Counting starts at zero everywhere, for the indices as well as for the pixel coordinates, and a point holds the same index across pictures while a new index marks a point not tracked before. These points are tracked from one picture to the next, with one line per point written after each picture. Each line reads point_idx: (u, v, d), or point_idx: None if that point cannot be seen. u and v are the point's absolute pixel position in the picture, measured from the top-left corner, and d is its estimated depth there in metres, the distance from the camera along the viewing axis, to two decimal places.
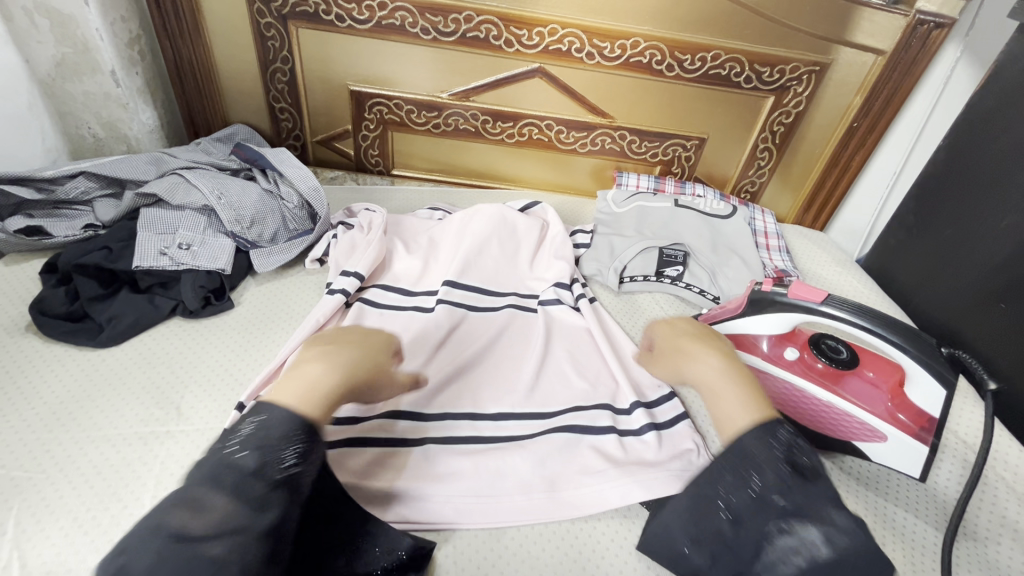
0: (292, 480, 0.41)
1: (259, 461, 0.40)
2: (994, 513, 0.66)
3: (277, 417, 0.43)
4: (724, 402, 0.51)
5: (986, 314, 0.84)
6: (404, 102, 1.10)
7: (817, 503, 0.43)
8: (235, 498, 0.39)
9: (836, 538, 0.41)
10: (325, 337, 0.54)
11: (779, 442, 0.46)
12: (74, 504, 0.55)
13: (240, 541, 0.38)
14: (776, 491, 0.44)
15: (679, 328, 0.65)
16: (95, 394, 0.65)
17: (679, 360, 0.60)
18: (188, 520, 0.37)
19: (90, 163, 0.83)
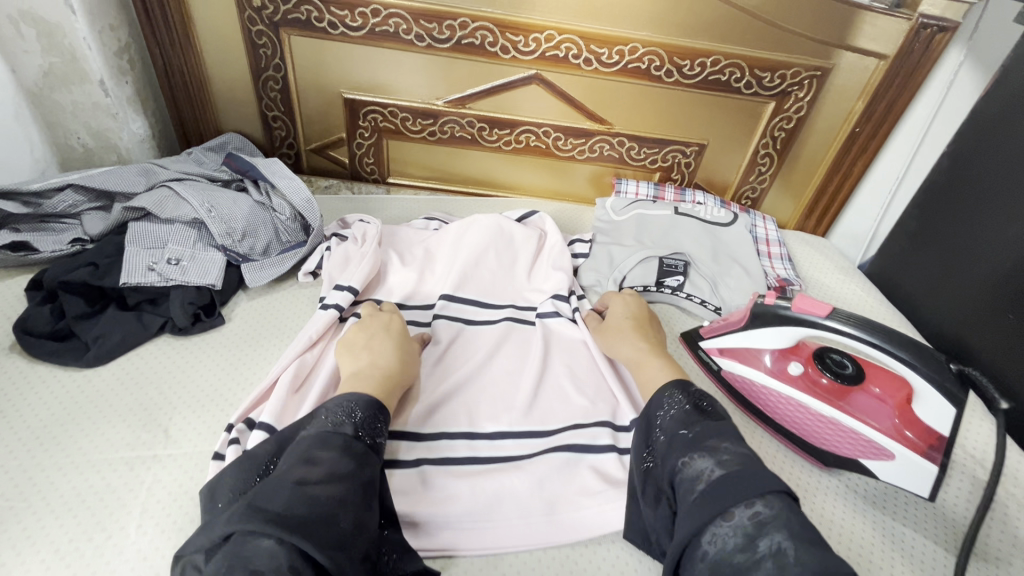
0: (375, 444, 0.52)
1: (354, 429, 0.51)
2: (1005, 533, 0.64)
3: (359, 404, 0.54)
4: (651, 369, 0.65)
5: (993, 324, 0.82)
6: (398, 109, 1.09)
7: (715, 436, 0.51)
8: (341, 453, 0.48)
9: (728, 462, 0.48)
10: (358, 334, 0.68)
11: (686, 394, 0.57)
12: (57, 535, 0.53)
13: (350, 488, 0.46)
14: (680, 427, 0.54)
15: (625, 308, 0.79)
16: (80, 416, 0.63)
17: (616, 335, 0.75)
18: (306, 471, 0.45)
19: (78, 176, 0.82)
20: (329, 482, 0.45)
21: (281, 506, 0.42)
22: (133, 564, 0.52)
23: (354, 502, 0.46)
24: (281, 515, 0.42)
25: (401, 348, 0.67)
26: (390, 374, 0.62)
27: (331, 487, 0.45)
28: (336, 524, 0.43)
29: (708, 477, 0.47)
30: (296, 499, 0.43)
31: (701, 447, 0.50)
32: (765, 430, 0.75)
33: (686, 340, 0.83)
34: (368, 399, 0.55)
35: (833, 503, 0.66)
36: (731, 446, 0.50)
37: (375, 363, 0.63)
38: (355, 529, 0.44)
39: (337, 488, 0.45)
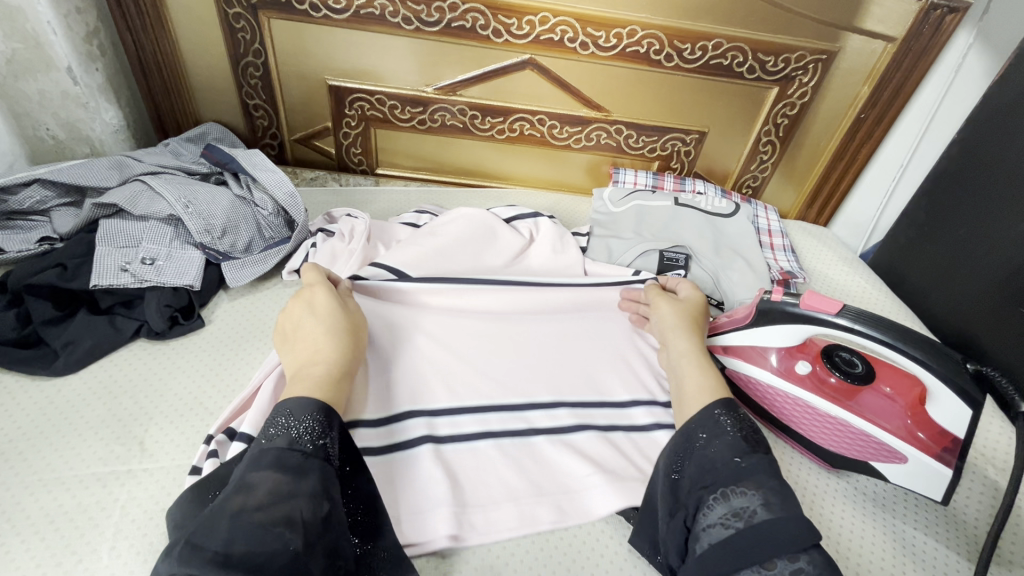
0: (323, 450, 0.47)
1: (289, 440, 0.46)
2: (1019, 535, 0.62)
3: (302, 410, 0.49)
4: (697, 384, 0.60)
5: (1004, 318, 0.80)
6: (386, 97, 1.04)
7: (761, 472, 0.48)
8: (276, 470, 0.44)
9: (774, 503, 0.45)
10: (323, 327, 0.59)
11: (728, 413, 0.53)
12: (23, 560, 0.49)
13: (299, 506, 0.43)
14: (731, 454, 0.49)
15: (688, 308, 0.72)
16: (49, 430, 0.59)
17: (687, 324, 0.69)
18: (243, 501, 0.42)
19: (45, 170, 0.76)
20: (271, 506, 0.42)
21: (221, 541, 0.40)
22: None
23: (309, 521, 0.43)
24: (223, 552, 0.39)
25: (340, 342, 0.58)
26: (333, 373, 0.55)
27: (272, 512, 0.42)
28: (284, 550, 0.41)
29: (748, 518, 0.45)
30: (237, 532, 0.40)
31: (741, 481, 0.47)
32: (775, 432, 0.72)
33: None
34: (308, 404, 0.49)
35: (844, 506, 0.64)
36: (779, 485, 0.47)
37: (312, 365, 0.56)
38: (308, 548, 0.42)
39: (281, 509, 0.42)
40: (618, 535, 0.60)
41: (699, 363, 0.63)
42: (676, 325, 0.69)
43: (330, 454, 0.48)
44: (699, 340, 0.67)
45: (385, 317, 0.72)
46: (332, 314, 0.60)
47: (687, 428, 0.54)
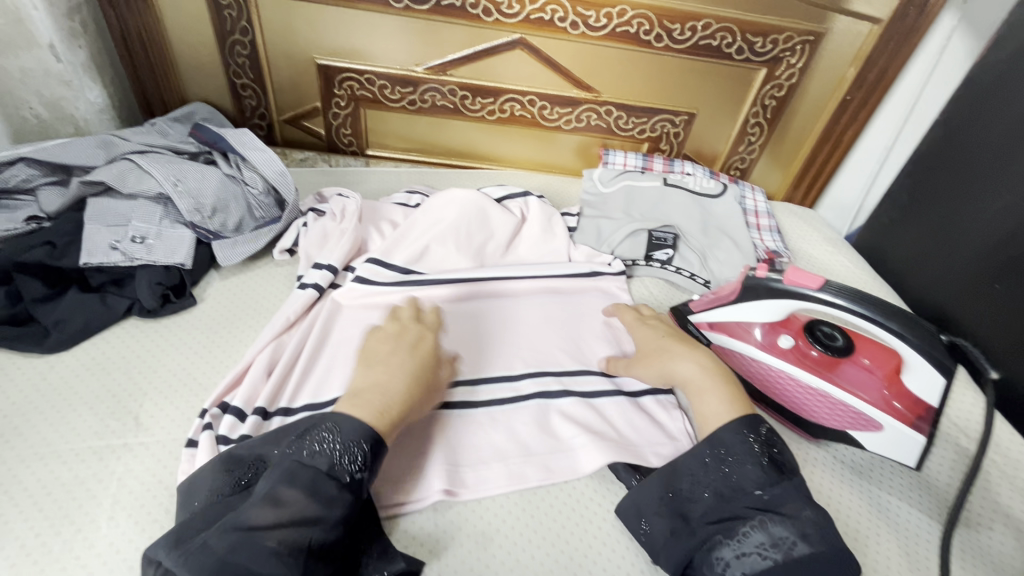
0: (358, 485, 0.48)
1: (330, 464, 0.48)
2: (987, 500, 0.65)
3: (351, 434, 0.49)
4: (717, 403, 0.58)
5: (980, 295, 0.83)
6: (376, 76, 1.03)
7: (795, 502, 0.51)
8: (309, 495, 0.46)
9: (811, 536, 0.49)
10: (406, 360, 0.58)
11: (757, 436, 0.54)
12: (22, 529, 0.50)
13: (311, 533, 0.45)
14: (755, 486, 0.52)
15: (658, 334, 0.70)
16: (43, 405, 0.60)
17: (662, 357, 0.66)
18: (262, 514, 0.44)
19: (30, 148, 0.76)
20: (287, 527, 0.44)
21: (225, 549, 0.42)
22: (107, 557, 0.49)
23: (314, 551, 0.45)
24: (226, 558, 0.42)
25: (413, 379, 0.57)
26: (389, 407, 0.53)
27: (286, 532, 0.44)
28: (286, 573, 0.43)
29: (787, 549, 0.48)
30: (246, 544, 0.43)
31: (778, 510, 0.50)
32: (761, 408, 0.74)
33: (675, 313, 0.81)
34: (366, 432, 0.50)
35: (821, 474, 0.66)
36: (814, 514, 0.50)
37: (379, 391, 0.54)
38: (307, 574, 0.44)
39: (295, 533, 0.44)
40: (605, 501, 0.62)
41: (702, 390, 0.60)
42: (656, 366, 0.66)
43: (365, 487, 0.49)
44: (691, 358, 0.64)
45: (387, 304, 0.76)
46: (433, 366, 0.60)
47: (709, 442, 0.55)
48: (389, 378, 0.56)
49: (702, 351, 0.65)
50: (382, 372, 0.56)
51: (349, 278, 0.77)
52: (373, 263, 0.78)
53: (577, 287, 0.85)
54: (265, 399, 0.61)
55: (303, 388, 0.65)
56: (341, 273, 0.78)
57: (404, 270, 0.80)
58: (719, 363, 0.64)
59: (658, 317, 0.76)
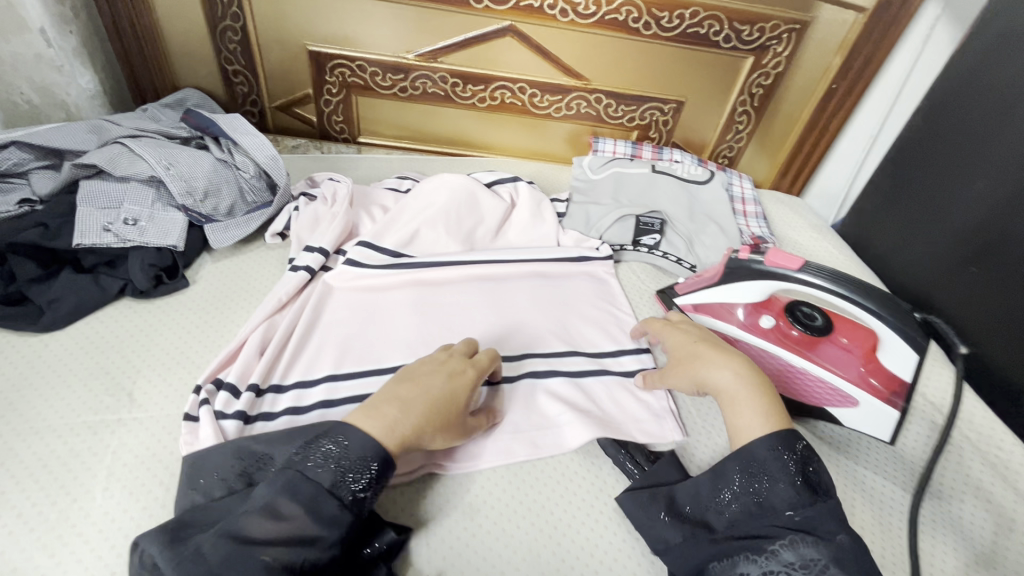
0: (359, 504, 0.47)
1: (332, 481, 0.46)
2: (958, 472, 0.67)
3: (365, 450, 0.48)
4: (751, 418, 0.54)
5: (957, 276, 0.85)
6: (367, 63, 1.04)
7: (828, 524, 0.47)
8: (308, 511, 0.44)
9: (842, 555, 0.45)
10: (440, 393, 0.54)
11: (793, 454, 0.50)
12: (18, 500, 0.52)
13: (305, 553, 0.43)
14: (786, 506, 0.48)
15: (688, 337, 0.66)
16: (38, 381, 0.61)
17: (693, 363, 0.61)
18: (260, 527, 0.42)
19: (22, 132, 0.76)
20: (283, 544, 0.42)
21: (217, 563, 0.40)
22: (102, 526, 0.51)
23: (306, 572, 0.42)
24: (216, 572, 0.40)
25: (437, 410, 0.53)
26: (398, 432, 0.50)
27: (281, 550, 0.42)
28: None
29: (818, 571, 0.44)
30: (232, 558, 0.40)
31: (809, 531, 0.47)
32: None
33: (662, 298, 0.83)
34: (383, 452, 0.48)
35: None
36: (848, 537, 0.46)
37: (399, 416, 0.51)
38: None
39: (289, 552, 0.42)
40: (589, 474, 0.64)
41: (734, 402, 0.56)
42: (689, 372, 0.61)
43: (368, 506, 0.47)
44: (724, 365, 0.59)
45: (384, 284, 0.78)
46: (461, 407, 0.56)
47: (743, 455, 0.52)
48: (414, 405, 0.52)
49: (737, 358, 0.60)
50: (409, 393, 0.53)
51: (340, 261, 0.78)
52: (364, 246, 0.79)
53: (565, 271, 0.86)
54: (259, 376, 0.62)
55: (294, 365, 0.66)
56: (332, 256, 0.80)
57: (394, 253, 0.81)
58: (757, 372, 0.58)
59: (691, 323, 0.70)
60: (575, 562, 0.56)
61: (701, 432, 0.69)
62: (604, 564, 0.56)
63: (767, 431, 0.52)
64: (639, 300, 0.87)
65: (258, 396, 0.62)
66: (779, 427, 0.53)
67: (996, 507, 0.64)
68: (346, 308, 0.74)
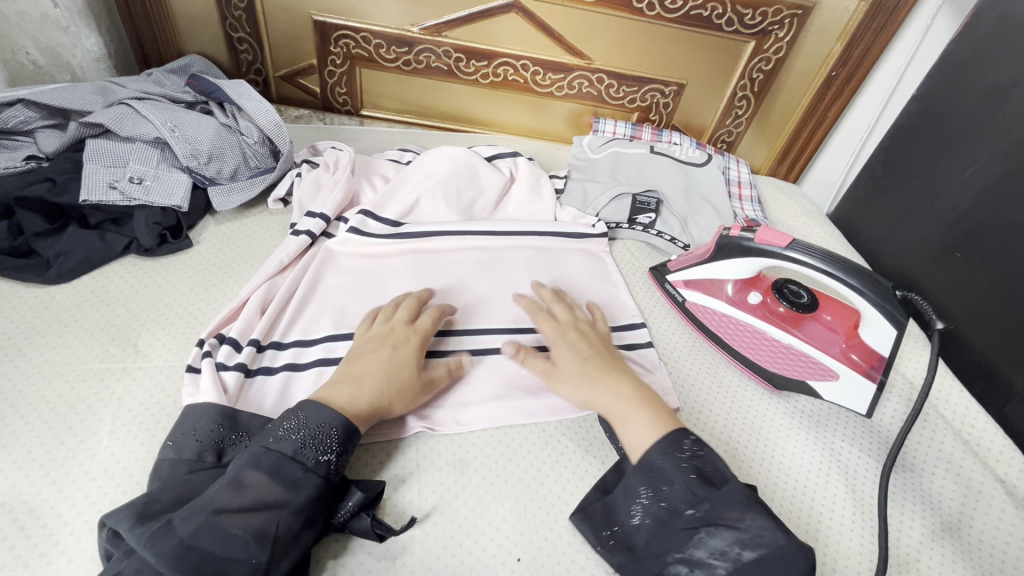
0: (324, 467, 0.48)
1: (294, 448, 0.48)
2: (932, 448, 0.70)
3: (330, 420, 0.50)
4: (636, 428, 0.55)
5: (943, 263, 0.89)
6: (371, 35, 1.04)
7: (736, 506, 0.48)
8: (271, 477, 0.46)
9: (756, 540, 0.46)
10: (386, 365, 0.58)
11: (682, 454, 0.51)
12: (28, 437, 0.54)
13: (272, 520, 0.45)
14: (685, 505, 0.49)
15: (576, 352, 0.64)
16: (46, 330, 0.63)
17: (581, 383, 0.61)
18: (228, 498, 0.44)
19: (29, 90, 0.77)
20: (251, 513, 0.44)
21: (188, 533, 0.42)
22: (108, 465, 0.53)
23: (281, 536, 0.45)
24: (190, 542, 0.42)
25: (389, 380, 0.57)
26: (362, 404, 0.54)
27: (251, 518, 0.44)
28: (248, 561, 0.43)
29: (735, 556, 0.46)
30: (207, 530, 0.43)
31: (715, 522, 0.47)
32: (728, 361, 0.77)
33: (655, 274, 0.86)
34: (348, 424, 0.51)
35: (781, 421, 0.70)
36: (760, 516, 0.48)
37: (356, 394, 0.54)
38: (270, 560, 0.44)
39: (255, 519, 0.44)
40: (578, 433, 0.65)
41: (621, 417, 0.56)
42: (584, 385, 0.61)
43: (338, 468, 0.49)
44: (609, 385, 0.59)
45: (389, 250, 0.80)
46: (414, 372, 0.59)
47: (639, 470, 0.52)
48: (368, 380, 0.56)
49: (621, 375, 0.61)
50: (363, 370, 0.57)
51: (342, 228, 0.80)
52: (365, 214, 0.81)
53: (558, 244, 0.88)
54: (261, 332, 0.65)
55: (294, 325, 0.68)
56: (333, 222, 0.81)
57: (392, 222, 0.82)
58: (644, 389, 0.59)
59: (581, 329, 0.68)
60: (559, 515, 0.58)
61: (693, 404, 0.70)
62: None
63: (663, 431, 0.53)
64: (633, 276, 0.88)
65: (259, 351, 0.64)
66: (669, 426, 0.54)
67: (966, 479, 0.67)
68: (346, 276, 0.76)
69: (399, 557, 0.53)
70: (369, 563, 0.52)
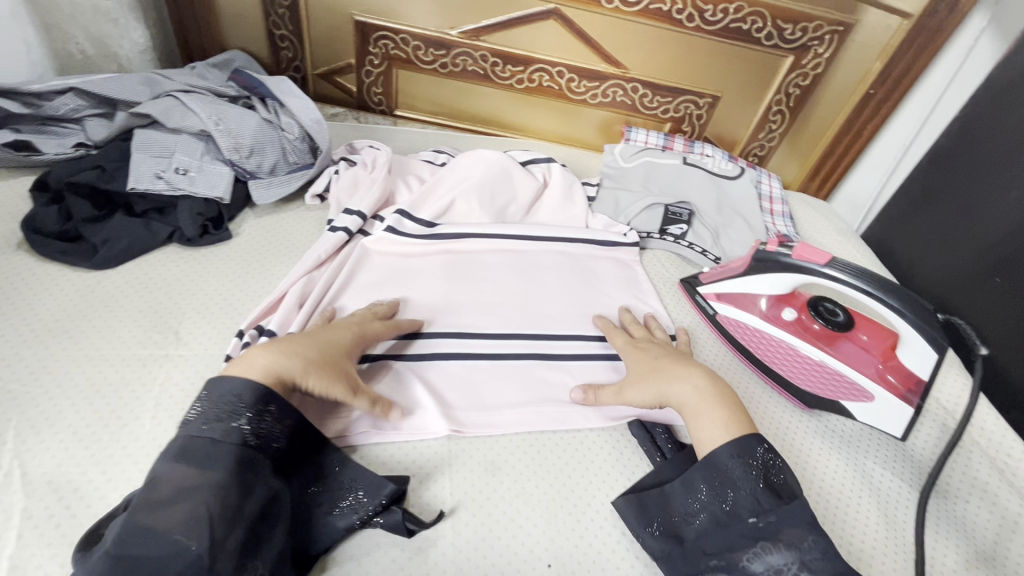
0: (236, 433, 0.47)
1: (201, 426, 0.47)
2: (966, 475, 0.68)
3: (232, 387, 0.49)
4: (711, 423, 0.56)
5: (979, 289, 0.88)
6: (410, 37, 1.06)
7: (800, 526, 0.48)
8: (184, 460, 0.45)
9: (816, 563, 0.46)
10: (316, 342, 0.57)
11: (753, 461, 0.52)
12: (74, 419, 0.55)
13: (198, 502, 0.43)
14: (748, 512, 0.50)
15: (648, 354, 0.67)
16: (92, 314, 0.64)
17: (657, 377, 0.62)
18: (149, 495, 0.43)
19: (80, 79, 0.79)
20: (173, 503, 0.43)
21: (114, 543, 0.41)
22: (149, 450, 0.54)
23: (215, 514, 0.43)
24: (117, 551, 0.41)
25: (315, 351, 0.56)
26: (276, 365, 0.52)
27: (174, 510, 0.42)
28: (183, 550, 0.41)
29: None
30: (129, 531, 0.41)
31: (772, 538, 0.48)
32: (760, 378, 0.76)
33: (686, 286, 0.86)
34: (253, 383, 0.49)
35: (812, 441, 0.69)
36: (820, 539, 0.48)
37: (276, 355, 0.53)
38: (208, 545, 0.41)
39: (181, 507, 0.42)
40: (608, 441, 0.65)
41: (697, 412, 0.57)
42: (652, 386, 0.62)
43: (257, 429, 0.48)
44: (686, 378, 0.61)
45: (429, 254, 0.81)
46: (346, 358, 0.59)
47: (708, 470, 0.53)
48: (295, 347, 0.55)
49: (695, 370, 0.62)
50: (293, 339, 0.56)
51: (378, 227, 0.81)
52: (401, 213, 0.82)
53: (590, 252, 0.88)
54: (300, 325, 0.65)
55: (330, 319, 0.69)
56: (369, 221, 0.82)
57: (426, 223, 0.83)
58: (719, 386, 0.60)
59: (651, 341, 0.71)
60: (592, 523, 0.57)
61: None
62: (620, 531, 0.57)
63: (733, 432, 0.55)
64: (665, 288, 0.88)
65: None
66: (743, 427, 0.55)
67: (1001, 509, 0.65)
68: (383, 277, 0.76)
69: (430, 557, 0.53)
70: (400, 560, 0.52)
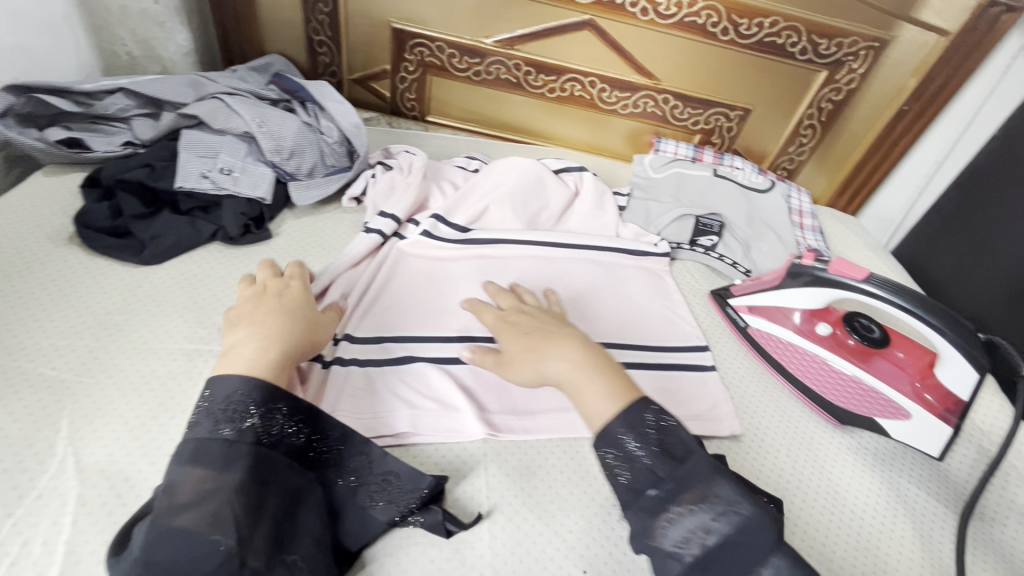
0: (249, 433, 0.46)
1: (211, 427, 0.46)
2: (1002, 497, 0.68)
3: (235, 386, 0.48)
4: (593, 397, 0.52)
5: (1018, 311, 0.93)
6: (446, 45, 1.07)
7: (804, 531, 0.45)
8: (197, 463, 0.44)
9: None
10: (252, 321, 0.55)
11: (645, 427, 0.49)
12: (124, 410, 0.56)
13: (221, 504, 0.43)
14: (647, 484, 0.47)
15: (510, 330, 0.62)
16: (139, 307, 0.66)
17: (529, 355, 0.58)
18: (170, 501, 0.42)
19: (129, 80, 0.82)
20: (195, 509, 0.42)
21: (143, 549, 0.41)
22: None
23: (241, 514, 0.43)
24: (146, 556, 0.41)
25: (267, 328, 0.54)
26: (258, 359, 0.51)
27: (196, 515, 0.42)
28: (216, 550, 0.41)
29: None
30: (156, 535, 0.41)
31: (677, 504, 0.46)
32: (792, 392, 0.76)
33: (715, 296, 0.86)
34: (255, 380, 0.48)
35: (846, 458, 0.69)
36: None
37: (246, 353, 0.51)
38: (239, 544, 0.42)
39: (205, 511, 0.42)
40: None
41: (579, 388, 0.53)
42: (529, 369, 0.57)
43: (268, 427, 0.47)
44: (560, 351, 0.56)
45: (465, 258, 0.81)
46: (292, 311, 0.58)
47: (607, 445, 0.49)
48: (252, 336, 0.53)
49: (561, 339, 0.58)
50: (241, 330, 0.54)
51: (414, 230, 0.82)
52: (436, 218, 0.83)
53: (620, 260, 0.88)
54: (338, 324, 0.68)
55: (367, 320, 0.71)
56: (404, 224, 0.83)
57: (460, 227, 0.85)
58: (591, 351, 0.56)
59: (521, 313, 0.65)
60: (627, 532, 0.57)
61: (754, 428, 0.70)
62: None
63: (616, 398, 0.51)
64: (695, 298, 0.88)
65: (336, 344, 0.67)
66: (626, 389, 0.52)
67: None
68: (419, 279, 0.77)
69: (469, 559, 0.53)
70: (439, 560, 0.53)
